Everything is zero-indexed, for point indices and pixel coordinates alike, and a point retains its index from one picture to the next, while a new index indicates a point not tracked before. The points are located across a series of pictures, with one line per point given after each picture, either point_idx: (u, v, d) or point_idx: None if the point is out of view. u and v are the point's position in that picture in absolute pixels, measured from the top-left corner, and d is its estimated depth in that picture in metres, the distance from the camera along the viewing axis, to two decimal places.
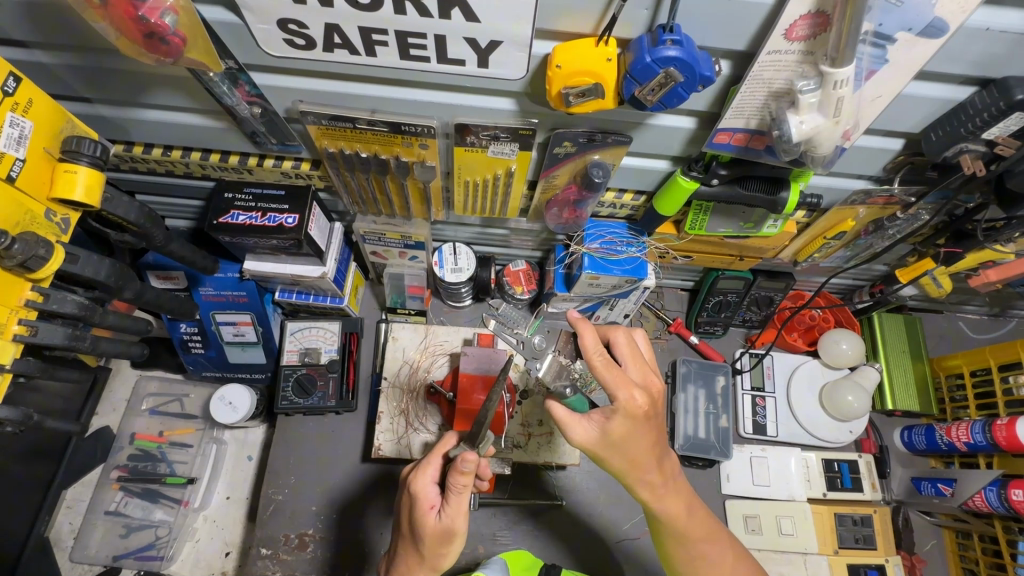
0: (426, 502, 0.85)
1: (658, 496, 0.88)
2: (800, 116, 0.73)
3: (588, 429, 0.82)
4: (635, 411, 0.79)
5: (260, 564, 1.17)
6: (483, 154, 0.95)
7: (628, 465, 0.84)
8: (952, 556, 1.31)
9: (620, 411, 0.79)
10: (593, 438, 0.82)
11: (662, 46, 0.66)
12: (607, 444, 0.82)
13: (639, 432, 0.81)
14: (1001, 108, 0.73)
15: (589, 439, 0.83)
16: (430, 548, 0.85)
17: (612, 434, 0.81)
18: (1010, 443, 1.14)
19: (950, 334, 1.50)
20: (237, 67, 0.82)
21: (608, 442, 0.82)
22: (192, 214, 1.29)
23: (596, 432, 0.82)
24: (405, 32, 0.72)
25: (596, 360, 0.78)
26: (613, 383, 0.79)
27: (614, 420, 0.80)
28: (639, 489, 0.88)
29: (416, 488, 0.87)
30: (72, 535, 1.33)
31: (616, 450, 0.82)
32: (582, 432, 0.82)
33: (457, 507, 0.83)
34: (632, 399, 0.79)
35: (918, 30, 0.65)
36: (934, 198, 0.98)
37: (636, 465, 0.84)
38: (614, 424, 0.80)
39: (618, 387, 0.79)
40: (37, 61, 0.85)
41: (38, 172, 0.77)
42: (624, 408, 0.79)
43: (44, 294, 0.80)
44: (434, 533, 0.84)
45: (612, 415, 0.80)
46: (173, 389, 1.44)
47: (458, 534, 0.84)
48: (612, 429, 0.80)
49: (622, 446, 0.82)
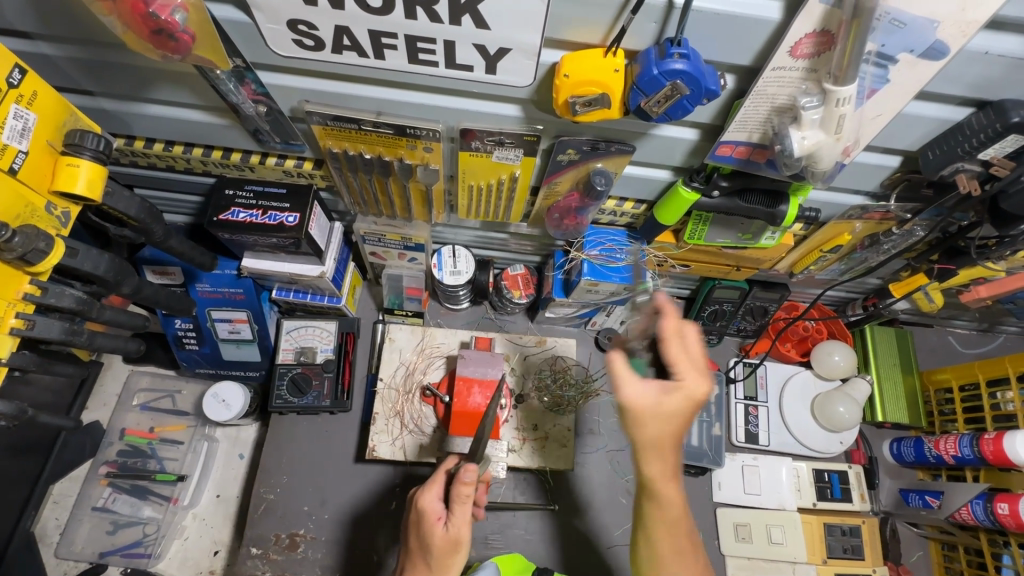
0: (434, 514, 0.85)
1: (665, 479, 0.80)
2: (802, 131, 0.75)
3: (644, 393, 0.77)
4: (694, 398, 0.76)
5: (250, 564, 1.17)
6: (486, 159, 0.95)
7: (661, 444, 0.78)
8: (937, 566, 1.34)
9: (683, 391, 0.76)
10: (642, 399, 0.77)
11: (669, 59, 0.67)
12: (655, 413, 0.76)
13: (687, 421, 0.77)
14: (998, 130, 0.74)
15: (639, 402, 0.77)
16: (438, 559, 0.84)
17: (664, 408, 0.76)
18: (997, 456, 1.15)
19: (940, 349, 1.53)
20: (245, 66, 0.82)
21: (657, 413, 0.76)
22: (190, 210, 1.28)
23: (652, 398, 0.77)
24: (415, 36, 0.72)
25: (677, 340, 0.78)
26: (683, 365, 0.77)
27: (672, 397, 0.76)
28: (652, 466, 0.79)
29: (423, 503, 0.86)
30: (58, 530, 1.32)
31: (658, 424, 0.77)
32: (635, 390, 0.78)
33: (464, 517, 0.85)
34: (699, 382, 0.76)
35: (919, 53, 0.66)
36: (929, 215, 1.00)
37: (666, 444, 0.78)
38: (670, 399, 0.76)
39: (688, 369, 0.77)
40: (40, 53, 0.84)
41: (41, 165, 0.76)
42: (686, 391, 0.76)
43: (42, 288, 0.79)
44: (442, 544, 0.84)
45: (673, 390, 0.76)
46: (165, 384, 1.42)
47: (464, 543, 0.85)
48: (669, 400, 0.76)
49: (666, 422, 0.77)
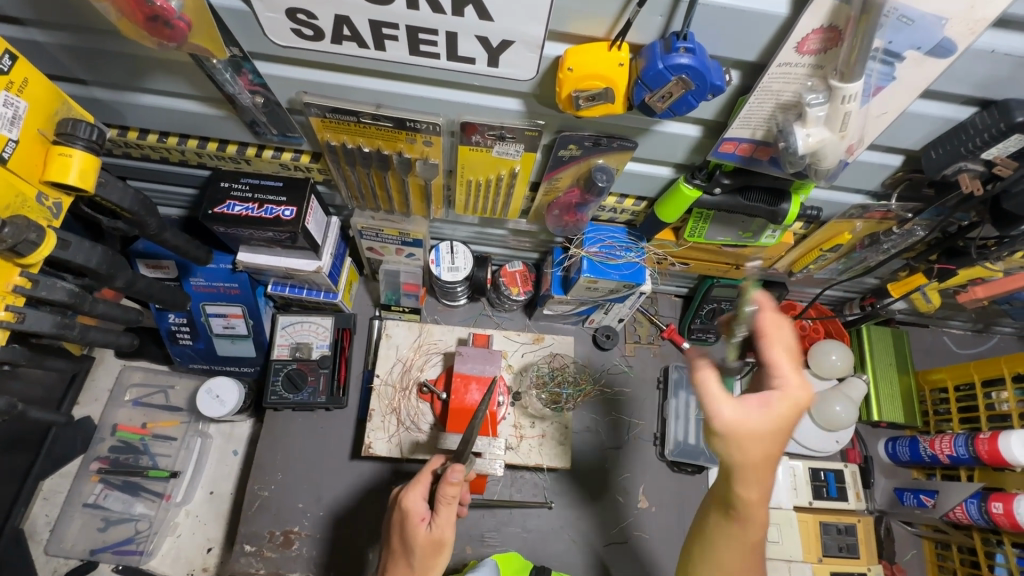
0: (418, 515, 0.85)
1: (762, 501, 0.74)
2: (806, 128, 0.75)
3: (741, 413, 0.72)
4: (797, 403, 0.72)
5: (244, 562, 1.15)
6: (486, 153, 0.94)
7: (763, 464, 0.72)
8: (931, 565, 1.34)
9: (785, 398, 0.72)
10: (737, 420, 0.71)
11: (675, 53, 0.66)
12: (745, 430, 0.71)
13: (792, 431, 0.72)
14: (1002, 129, 0.74)
15: (735, 422, 0.72)
16: (420, 560, 0.84)
17: (766, 421, 0.71)
18: (992, 456, 1.16)
19: (935, 349, 1.53)
20: (242, 56, 0.80)
21: (760, 430, 0.71)
22: (184, 203, 1.26)
23: (750, 415, 0.71)
24: (417, 27, 0.71)
25: (762, 337, 0.75)
26: (784, 365, 0.74)
27: (774, 407, 0.71)
28: (748, 491, 0.74)
29: (407, 503, 0.85)
30: (48, 527, 1.30)
31: (760, 443, 0.71)
32: (732, 412, 0.72)
33: (448, 518, 0.85)
34: (801, 387, 0.73)
35: (926, 50, 0.66)
36: (929, 214, 1.00)
37: (769, 463, 0.73)
38: (773, 407, 0.72)
39: (791, 373, 0.74)
40: (31, 40, 0.82)
41: (31, 154, 0.74)
42: (786, 396, 0.72)
43: (33, 280, 0.77)
44: (425, 545, 0.84)
45: (774, 399, 0.72)
46: (158, 379, 1.40)
47: (447, 545, 0.85)
48: (771, 412, 0.71)
49: (755, 441, 0.71)
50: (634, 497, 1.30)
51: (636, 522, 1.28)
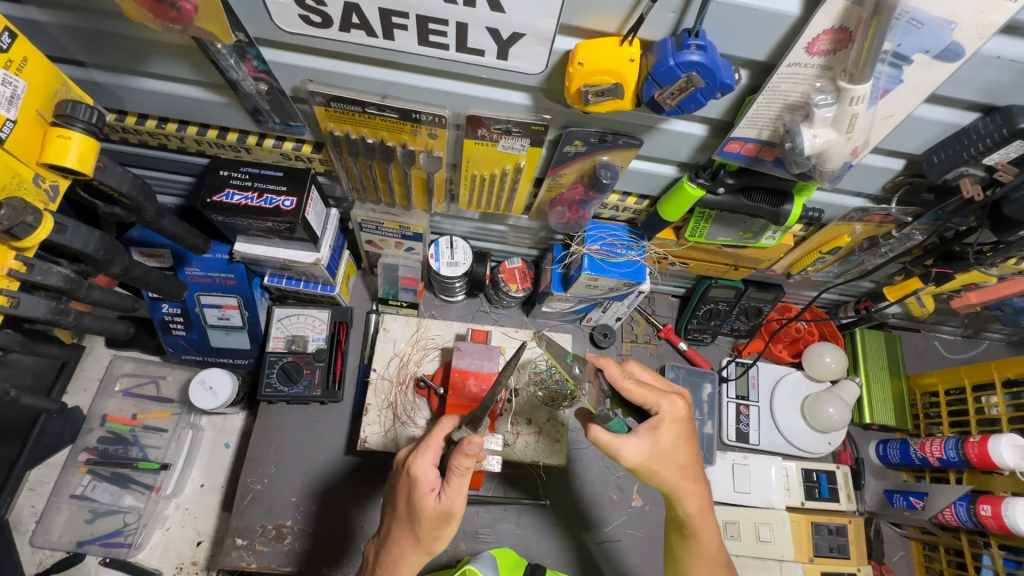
0: (427, 484, 0.83)
1: (701, 512, 0.92)
2: (814, 129, 0.75)
3: (637, 447, 0.85)
4: (677, 417, 0.87)
5: (235, 555, 1.14)
6: (491, 148, 0.94)
7: (679, 474, 0.88)
8: (918, 565, 1.36)
9: (666, 419, 0.86)
10: (642, 455, 0.85)
11: (686, 50, 0.66)
12: (657, 456, 0.86)
13: (684, 439, 0.87)
14: (1004, 135, 0.75)
15: (640, 457, 0.85)
16: (427, 529, 0.83)
17: (662, 445, 0.86)
18: (982, 459, 1.17)
19: (927, 353, 1.55)
20: (247, 41, 0.79)
21: (658, 453, 0.86)
22: (181, 190, 1.24)
23: (647, 444, 0.85)
24: (427, 16, 0.70)
25: (627, 383, 0.88)
26: (654, 396, 0.87)
27: (662, 429, 0.85)
28: (685, 503, 0.91)
29: (416, 471, 0.83)
30: (33, 518, 1.28)
31: (666, 461, 0.86)
32: (632, 450, 0.85)
33: (459, 490, 0.82)
34: (673, 404, 0.87)
35: (934, 53, 0.67)
36: (927, 219, 1.01)
37: (687, 476, 0.89)
38: (662, 433, 0.86)
39: (659, 399, 0.87)
40: (29, 18, 0.80)
41: (30, 136, 0.73)
42: (668, 417, 0.86)
43: (28, 264, 0.76)
44: (433, 515, 0.82)
45: (658, 425, 0.86)
46: (149, 370, 1.38)
47: (455, 515, 0.83)
48: (662, 438, 0.86)
49: (668, 458, 0.86)
50: (627, 495, 1.30)
51: (629, 520, 1.28)
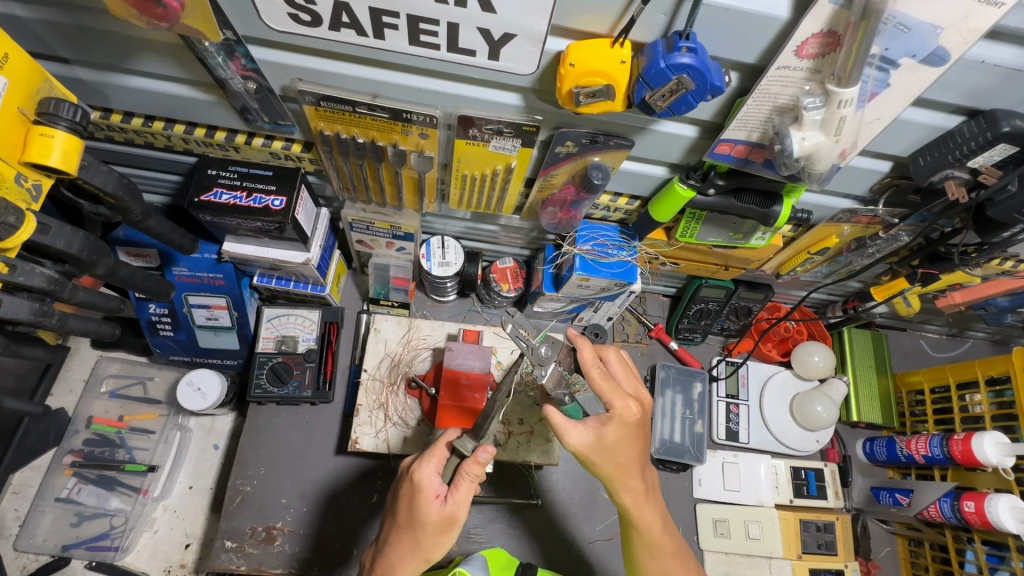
0: (431, 492, 0.82)
1: (639, 504, 0.93)
2: (802, 132, 0.75)
3: (583, 434, 0.86)
4: (627, 420, 0.87)
5: (224, 558, 1.13)
6: (482, 147, 0.93)
7: (616, 470, 0.89)
8: (905, 562, 1.37)
9: (616, 419, 0.87)
10: (585, 443, 0.86)
11: (677, 53, 0.66)
12: (599, 449, 0.87)
13: (628, 441, 0.88)
14: (987, 138, 0.76)
15: (582, 444, 0.86)
16: (430, 535, 0.84)
17: (606, 440, 0.86)
18: (965, 456, 1.19)
19: (914, 353, 1.57)
20: (235, 40, 0.78)
21: (601, 447, 0.87)
22: (169, 189, 1.22)
23: (591, 437, 0.86)
24: (417, 17, 0.70)
25: (595, 371, 0.87)
26: (609, 393, 0.87)
27: (608, 426, 0.86)
28: (622, 495, 0.92)
29: (422, 478, 0.83)
30: (17, 522, 1.26)
31: (607, 455, 0.87)
32: (577, 436, 0.86)
33: (465, 495, 0.84)
34: (626, 405, 0.87)
35: (921, 57, 0.67)
36: (914, 220, 1.03)
37: (625, 470, 0.89)
38: (608, 430, 0.86)
39: (614, 397, 0.87)
40: (11, 14, 0.79)
41: (12, 136, 0.71)
42: (618, 416, 0.86)
43: (11, 265, 0.75)
44: (437, 522, 0.83)
45: (607, 422, 0.86)
46: (136, 371, 1.37)
47: (458, 521, 0.85)
48: (607, 435, 0.86)
49: (610, 452, 0.87)
50: None
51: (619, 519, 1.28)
